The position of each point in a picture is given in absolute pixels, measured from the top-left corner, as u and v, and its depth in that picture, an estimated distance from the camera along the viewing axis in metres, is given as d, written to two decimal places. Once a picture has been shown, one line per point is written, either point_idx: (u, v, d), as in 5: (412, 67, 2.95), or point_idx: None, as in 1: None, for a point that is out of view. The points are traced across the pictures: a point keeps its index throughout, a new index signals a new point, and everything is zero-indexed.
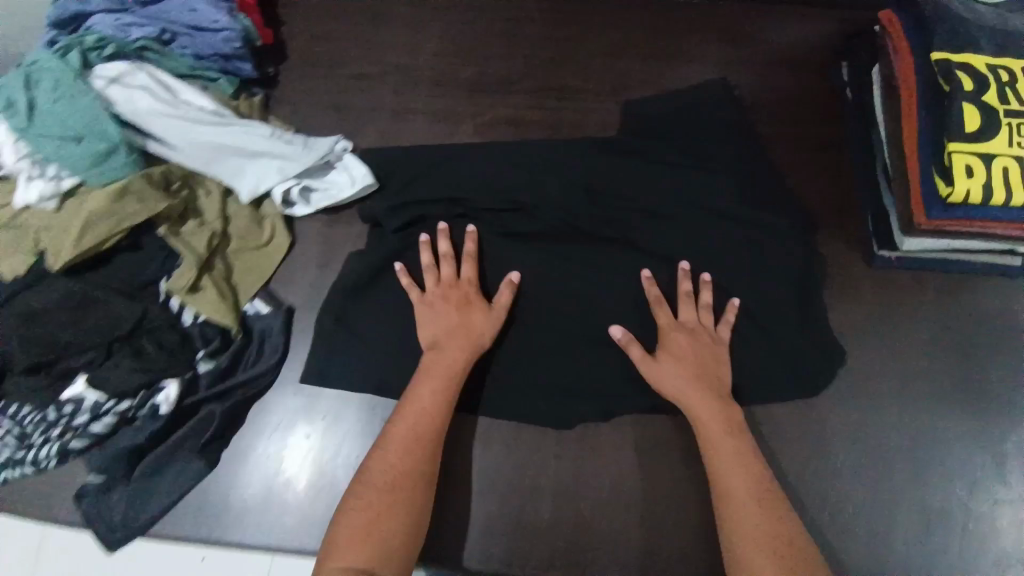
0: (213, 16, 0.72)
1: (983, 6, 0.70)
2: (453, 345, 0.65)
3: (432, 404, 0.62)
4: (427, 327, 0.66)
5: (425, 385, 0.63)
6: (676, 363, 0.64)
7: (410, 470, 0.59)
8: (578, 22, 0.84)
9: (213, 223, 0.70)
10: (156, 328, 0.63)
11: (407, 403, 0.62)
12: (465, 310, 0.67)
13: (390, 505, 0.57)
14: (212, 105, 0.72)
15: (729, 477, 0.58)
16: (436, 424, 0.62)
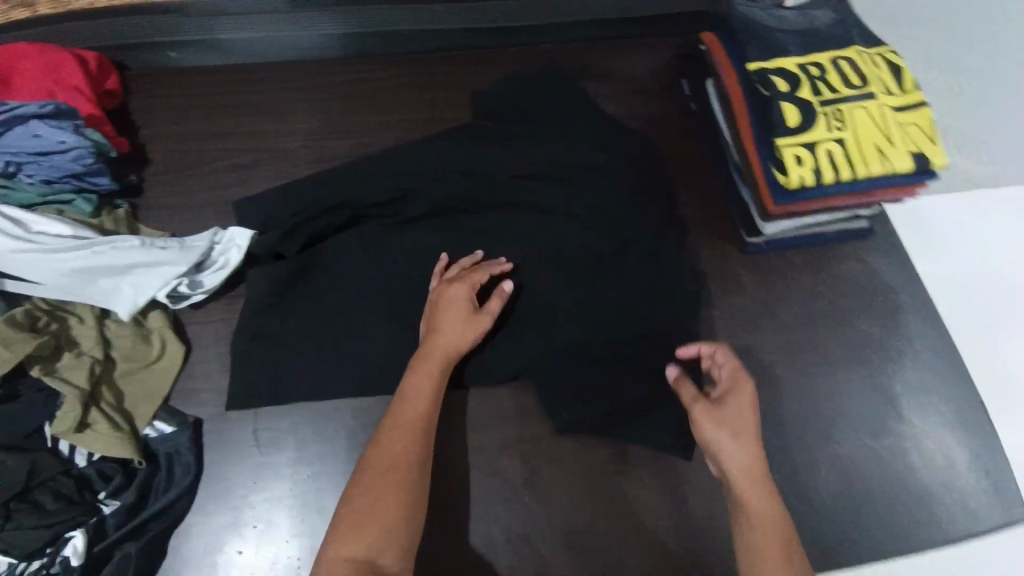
0: (59, 138, 0.72)
1: (788, 11, 0.80)
2: (450, 331, 0.67)
3: (420, 392, 0.64)
4: (449, 313, 0.68)
5: (425, 365, 0.66)
6: (718, 421, 0.63)
7: (410, 454, 0.60)
8: (435, 84, 0.94)
9: (92, 350, 0.66)
10: (52, 480, 0.60)
11: (406, 392, 0.64)
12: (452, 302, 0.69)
13: (392, 486, 0.57)
14: (70, 229, 0.68)
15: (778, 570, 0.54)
16: (430, 412, 0.63)
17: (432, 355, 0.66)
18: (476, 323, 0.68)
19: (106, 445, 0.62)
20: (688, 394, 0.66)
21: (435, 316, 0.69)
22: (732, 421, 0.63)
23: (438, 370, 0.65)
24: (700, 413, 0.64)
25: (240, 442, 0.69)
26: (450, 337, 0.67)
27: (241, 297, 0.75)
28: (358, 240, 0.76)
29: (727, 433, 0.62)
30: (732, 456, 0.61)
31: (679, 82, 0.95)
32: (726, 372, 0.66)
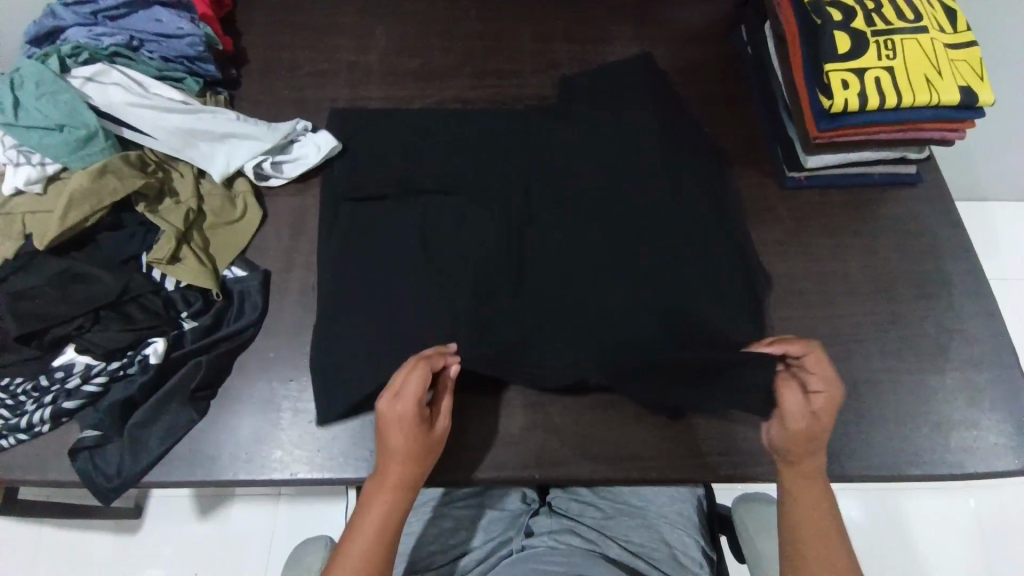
0: (178, 24, 0.84)
1: None
2: (402, 463, 0.63)
3: (372, 539, 0.62)
4: (399, 445, 0.63)
5: (376, 504, 0.63)
6: (823, 419, 0.67)
7: None
8: (504, 18, 1.01)
9: (189, 200, 0.76)
10: (143, 295, 0.71)
11: (356, 536, 0.62)
12: (411, 432, 0.63)
13: None
14: (181, 96, 0.80)
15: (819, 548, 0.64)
16: (385, 556, 0.62)
17: (377, 506, 0.63)
18: (423, 463, 0.64)
19: (191, 274, 0.71)
20: (791, 397, 0.68)
21: (390, 443, 0.63)
22: (796, 425, 0.67)
23: (396, 507, 0.63)
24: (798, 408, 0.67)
25: (296, 294, 0.76)
26: (403, 481, 0.63)
27: (312, 178, 0.84)
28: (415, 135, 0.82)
29: (823, 441, 0.67)
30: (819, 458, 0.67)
31: (734, 30, 0.99)
32: (820, 384, 0.67)
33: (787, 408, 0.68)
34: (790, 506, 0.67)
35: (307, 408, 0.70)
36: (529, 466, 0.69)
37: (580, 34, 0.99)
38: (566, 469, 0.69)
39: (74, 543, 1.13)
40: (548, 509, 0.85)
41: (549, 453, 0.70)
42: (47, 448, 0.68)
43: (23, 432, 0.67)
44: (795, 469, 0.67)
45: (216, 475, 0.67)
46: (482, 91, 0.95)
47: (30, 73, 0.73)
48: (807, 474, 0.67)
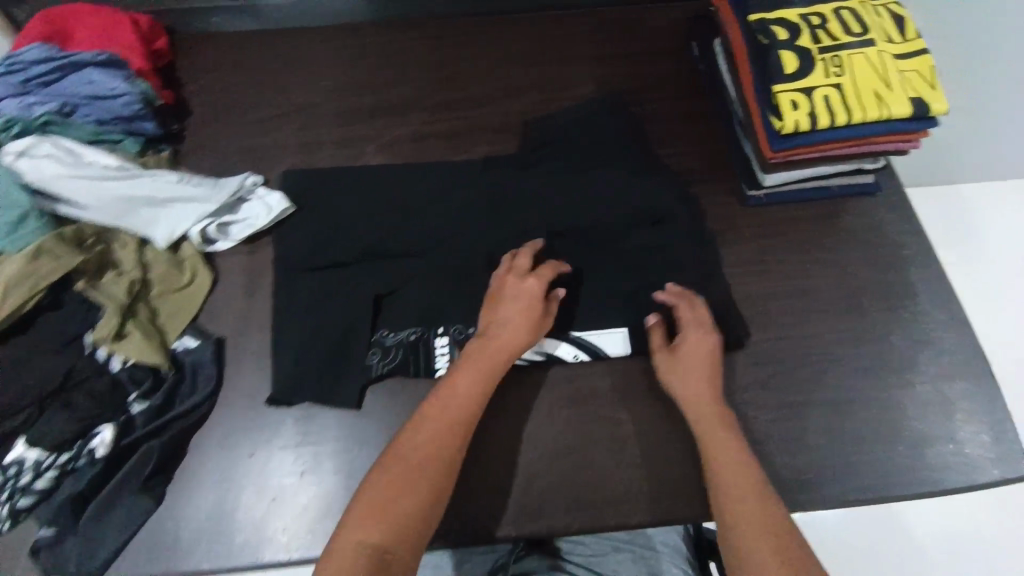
0: (111, 84, 0.81)
1: None
2: (506, 330, 0.68)
3: (465, 375, 0.65)
4: (509, 306, 0.69)
5: (464, 370, 0.65)
6: (689, 366, 0.69)
7: (440, 453, 0.60)
8: (453, 47, 0.99)
9: (131, 272, 0.73)
10: (86, 379, 0.68)
11: (446, 387, 0.65)
12: (523, 311, 0.69)
13: (419, 450, 0.59)
14: (116, 161, 0.76)
15: (726, 475, 0.62)
16: (473, 394, 0.64)
17: (480, 360, 0.66)
18: (541, 323, 0.69)
19: (138, 352, 0.68)
20: (657, 340, 0.72)
21: (493, 329, 0.68)
22: (699, 398, 0.68)
23: (487, 376, 0.65)
24: (663, 362, 0.71)
25: (253, 359, 0.74)
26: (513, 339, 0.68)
27: (263, 233, 0.82)
28: (370, 197, 0.83)
29: (686, 367, 0.69)
30: (688, 398, 0.68)
31: (688, 45, 0.98)
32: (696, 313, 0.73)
33: (679, 370, 0.69)
34: (715, 479, 0.63)
35: (269, 483, 0.67)
36: (505, 524, 0.67)
37: (531, 59, 0.98)
38: (545, 522, 0.67)
39: None
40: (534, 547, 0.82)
41: (525, 505, 0.68)
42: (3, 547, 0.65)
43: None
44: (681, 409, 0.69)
45: (178, 566, 0.64)
46: (435, 124, 0.92)
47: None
48: (713, 421, 0.66)
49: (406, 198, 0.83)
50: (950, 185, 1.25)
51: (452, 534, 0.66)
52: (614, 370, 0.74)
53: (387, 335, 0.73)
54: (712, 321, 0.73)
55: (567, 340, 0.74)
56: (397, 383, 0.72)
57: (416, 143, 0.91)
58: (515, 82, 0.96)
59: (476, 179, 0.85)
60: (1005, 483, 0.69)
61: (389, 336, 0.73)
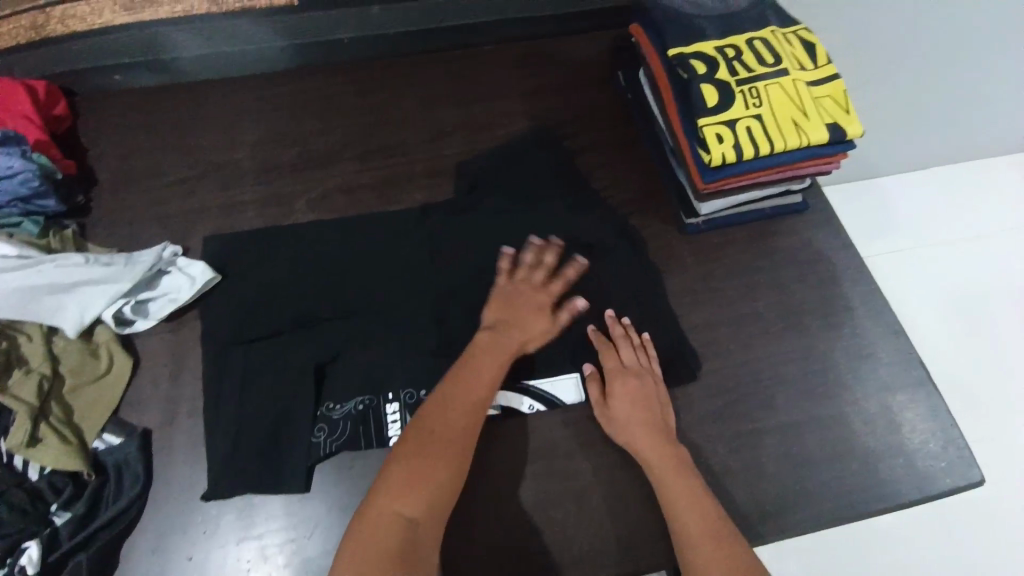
0: (5, 163, 0.75)
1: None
2: (520, 327, 0.73)
3: (487, 358, 0.69)
4: (523, 306, 0.74)
5: (486, 353, 0.70)
6: (625, 412, 0.70)
7: (464, 429, 0.64)
8: (380, 90, 0.96)
9: (40, 367, 0.68)
10: (1, 493, 0.62)
11: (468, 366, 0.69)
12: (535, 313, 0.74)
13: (445, 428, 0.64)
14: (14, 250, 0.72)
15: (684, 517, 0.63)
16: (492, 376, 0.68)
17: (498, 353, 0.70)
18: (551, 325, 0.74)
19: (54, 459, 0.63)
20: (591, 392, 0.72)
21: (508, 322, 0.73)
22: (654, 454, 0.67)
23: (505, 359, 0.70)
24: (601, 414, 0.71)
25: (185, 447, 0.68)
26: (525, 337, 0.72)
27: (188, 307, 0.77)
28: (303, 258, 0.80)
29: (622, 416, 0.69)
30: (632, 441, 0.68)
31: (615, 74, 0.98)
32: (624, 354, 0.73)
33: (628, 428, 0.69)
34: (691, 550, 0.61)
35: None
36: None
37: (461, 98, 0.96)
38: None
39: None
40: None
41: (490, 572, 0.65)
42: None
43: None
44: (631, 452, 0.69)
45: None
46: (368, 173, 0.90)
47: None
48: (674, 481, 0.65)
49: (341, 255, 0.80)
50: (862, 184, 1.29)
51: None
52: (570, 417, 0.73)
53: (334, 408, 0.70)
54: (643, 357, 0.74)
55: (520, 391, 0.73)
56: (344, 457, 0.68)
57: (348, 194, 0.87)
58: (446, 120, 0.94)
59: (413, 229, 0.83)
60: (954, 491, 0.72)
61: (336, 408, 0.70)
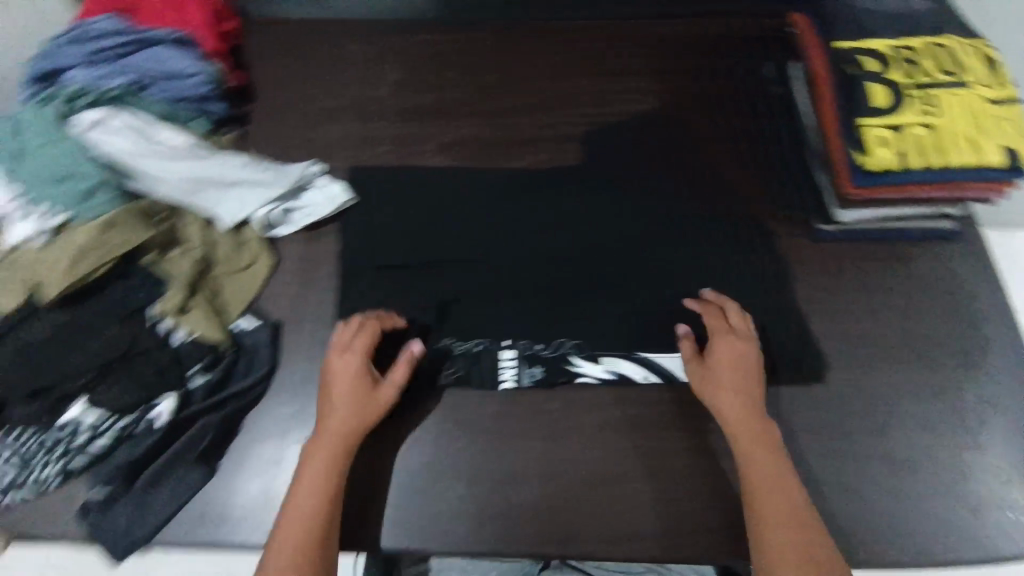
0: (186, 63, 0.83)
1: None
2: (337, 416, 0.66)
3: (320, 463, 0.64)
4: (343, 394, 0.67)
5: (315, 455, 0.64)
6: (720, 375, 0.68)
7: (313, 540, 0.60)
8: (515, 50, 0.95)
9: (196, 248, 0.75)
10: (151, 352, 0.70)
11: (303, 471, 0.64)
12: (359, 399, 0.67)
13: (301, 540, 0.60)
14: (187, 141, 0.78)
15: (762, 483, 0.62)
16: (322, 484, 0.63)
17: (325, 448, 0.64)
18: (373, 408, 0.67)
19: (202, 327, 0.71)
20: (687, 349, 0.71)
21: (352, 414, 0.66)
22: (740, 424, 0.66)
23: (327, 463, 0.64)
24: (692, 372, 0.70)
25: (308, 348, 0.76)
26: (343, 426, 0.66)
27: (322, 224, 0.82)
28: (431, 200, 0.84)
29: (716, 376, 0.69)
30: (723, 404, 0.67)
31: (766, 62, 0.93)
32: (738, 323, 0.73)
33: (722, 391, 0.68)
34: (762, 521, 0.60)
35: None
36: (544, 541, 0.66)
37: (594, 68, 0.93)
38: (586, 543, 0.66)
39: None
40: (558, 564, 0.93)
41: (566, 523, 0.67)
42: (57, 501, 0.69)
43: (27, 491, 0.68)
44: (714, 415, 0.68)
45: (227, 539, 0.67)
46: (496, 129, 0.89)
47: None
48: (757, 451, 0.64)
49: (465, 204, 0.83)
50: None
51: (491, 541, 0.67)
52: (665, 398, 0.73)
53: (456, 343, 0.74)
54: (754, 331, 0.73)
55: (633, 358, 0.74)
56: (444, 387, 0.73)
57: (476, 146, 0.88)
58: (585, 91, 0.91)
59: (536, 189, 0.84)
60: None
61: (457, 344, 0.74)
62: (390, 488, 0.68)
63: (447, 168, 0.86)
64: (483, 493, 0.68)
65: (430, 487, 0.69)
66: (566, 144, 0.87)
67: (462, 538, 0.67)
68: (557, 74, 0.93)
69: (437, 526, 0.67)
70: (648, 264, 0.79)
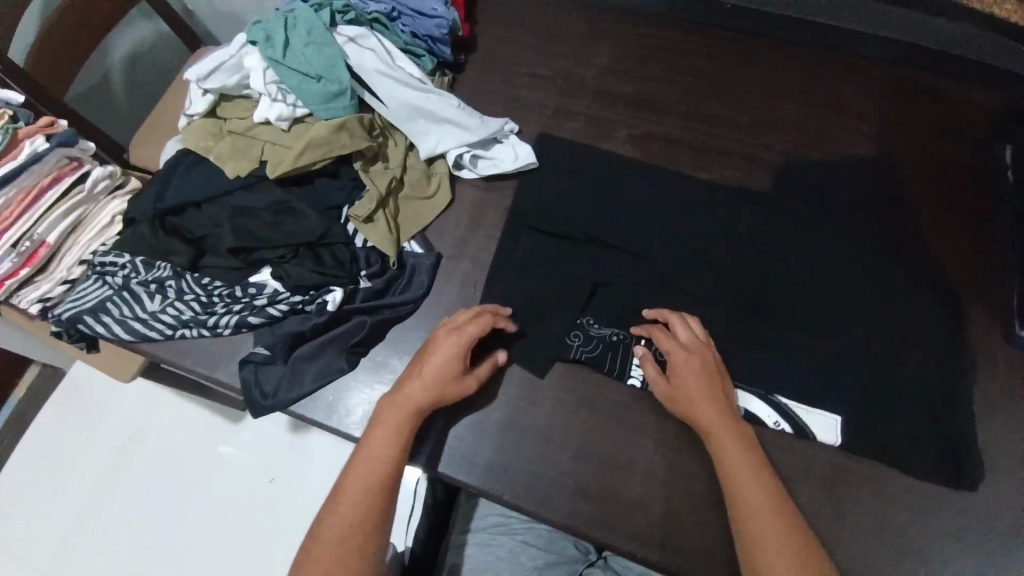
0: (434, 5, 0.90)
1: None
2: (418, 391, 0.68)
3: (386, 429, 0.67)
4: (434, 369, 0.69)
5: (384, 420, 0.67)
6: (695, 386, 0.67)
7: (375, 499, 0.63)
8: (732, 64, 0.93)
9: (395, 169, 0.83)
10: (336, 245, 0.79)
11: (371, 433, 0.67)
12: (447, 379, 0.69)
13: (363, 497, 0.63)
14: (419, 74, 0.86)
15: (748, 490, 0.61)
16: (389, 449, 0.66)
17: (397, 415, 0.67)
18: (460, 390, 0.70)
19: (380, 238, 0.78)
20: (650, 369, 0.71)
21: (434, 388, 0.68)
22: (727, 433, 0.65)
23: (398, 430, 0.67)
24: (660, 389, 0.69)
25: (460, 286, 0.81)
26: (416, 400, 0.68)
27: (503, 179, 0.87)
28: (610, 184, 0.85)
29: (692, 392, 0.67)
30: (711, 413, 0.66)
31: (1001, 144, 0.86)
32: (682, 334, 0.71)
33: (700, 401, 0.66)
34: (749, 525, 0.59)
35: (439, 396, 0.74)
36: (634, 540, 0.66)
37: (810, 103, 0.90)
38: (674, 559, 0.65)
39: (176, 413, 1.19)
40: (604, 563, 0.96)
41: (659, 532, 0.67)
42: (219, 348, 0.79)
43: (202, 331, 0.79)
44: (696, 429, 0.67)
45: (349, 430, 0.73)
46: (690, 136, 0.89)
47: (273, 25, 0.81)
48: (739, 462, 0.63)
49: (641, 198, 0.84)
50: None
51: (583, 521, 0.67)
52: (790, 448, 0.71)
53: (594, 325, 0.76)
54: (705, 340, 0.71)
55: (770, 403, 0.72)
56: (575, 362, 0.75)
57: (666, 146, 0.88)
58: (792, 122, 0.88)
59: (716, 204, 0.83)
60: None
61: (595, 326, 0.76)
62: (502, 435, 0.72)
63: (632, 159, 0.87)
64: (584, 473, 0.70)
65: (539, 449, 0.71)
66: (757, 171, 0.86)
67: (555, 508, 0.68)
68: (766, 99, 0.90)
69: (535, 488, 0.69)
70: (812, 312, 0.76)
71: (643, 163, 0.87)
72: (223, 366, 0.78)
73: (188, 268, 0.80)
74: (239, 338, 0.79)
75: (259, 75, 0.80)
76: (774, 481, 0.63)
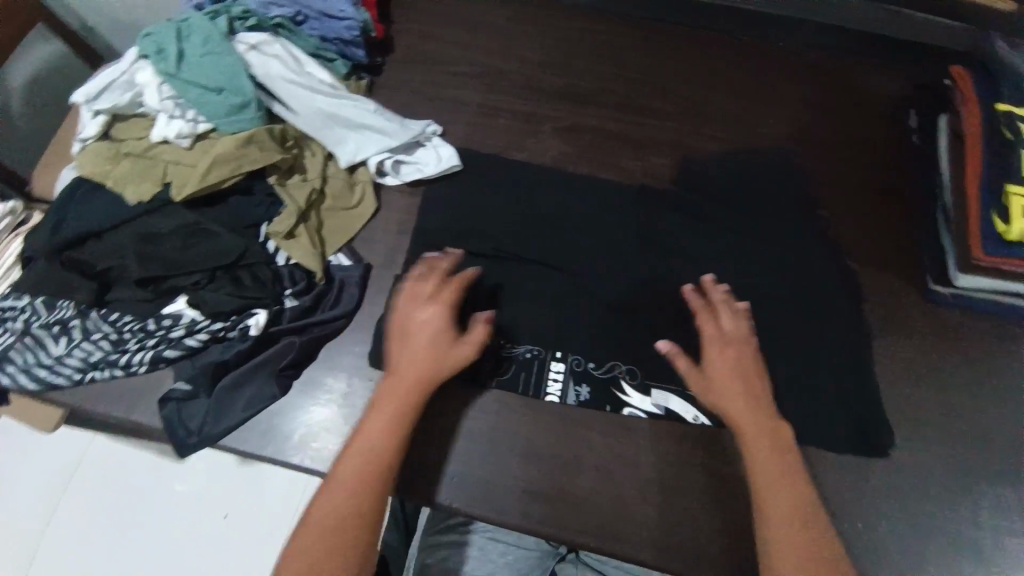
0: (342, 7, 0.87)
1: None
2: (410, 377, 0.67)
3: (378, 422, 0.65)
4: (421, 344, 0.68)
5: (378, 413, 0.65)
6: (725, 376, 0.68)
7: (365, 491, 0.61)
8: (650, 50, 0.94)
9: (314, 180, 0.79)
10: (255, 265, 0.75)
11: (363, 428, 0.64)
12: (438, 348, 0.68)
13: (351, 491, 0.61)
14: (330, 79, 0.83)
15: (773, 483, 0.62)
16: (382, 441, 0.63)
17: (388, 406, 0.65)
18: (450, 354, 0.68)
19: (302, 254, 0.75)
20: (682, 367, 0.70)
21: (417, 357, 0.68)
22: (757, 427, 0.66)
23: (394, 420, 0.65)
24: (694, 387, 0.69)
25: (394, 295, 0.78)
26: (410, 390, 0.66)
27: (428, 181, 0.84)
28: (540, 180, 0.85)
29: (726, 389, 0.68)
30: (741, 408, 0.66)
31: (907, 110, 0.91)
32: (721, 329, 0.72)
33: (736, 397, 0.67)
34: (764, 508, 0.61)
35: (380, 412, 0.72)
36: (586, 533, 0.66)
37: (726, 84, 0.92)
38: (627, 548, 0.65)
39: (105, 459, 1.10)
40: (576, 557, 0.94)
41: (611, 521, 0.66)
42: (135, 387, 0.73)
43: (115, 371, 0.72)
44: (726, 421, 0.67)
45: (285, 457, 0.69)
46: (615, 124, 0.89)
47: (163, 37, 0.76)
48: (762, 441, 0.65)
49: (570, 191, 0.84)
50: None
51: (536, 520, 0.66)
52: None
53: (504, 346, 0.74)
54: (748, 335, 0.72)
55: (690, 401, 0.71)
56: (516, 362, 0.73)
57: (592, 136, 0.88)
58: (710, 104, 0.90)
59: (644, 191, 0.84)
60: None
61: (505, 347, 0.74)
62: (448, 443, 0.70)
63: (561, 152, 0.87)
64: (533, 472, 0.69)
65: (488, 453, 0.69)
66: (681, 154, 0.87)
67: (507, 511, 0.67)
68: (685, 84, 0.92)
69: (487, 493, 0.68)
70: (742, 288, 0.77)
71: (571, 155, 0.87)
72: (141, 406, 0.72)
73: (94, 304, 0.74)
74: (156, 375, 0.73)
75: (154, 92, 0.75)
76: (799, 468, 0.64)
